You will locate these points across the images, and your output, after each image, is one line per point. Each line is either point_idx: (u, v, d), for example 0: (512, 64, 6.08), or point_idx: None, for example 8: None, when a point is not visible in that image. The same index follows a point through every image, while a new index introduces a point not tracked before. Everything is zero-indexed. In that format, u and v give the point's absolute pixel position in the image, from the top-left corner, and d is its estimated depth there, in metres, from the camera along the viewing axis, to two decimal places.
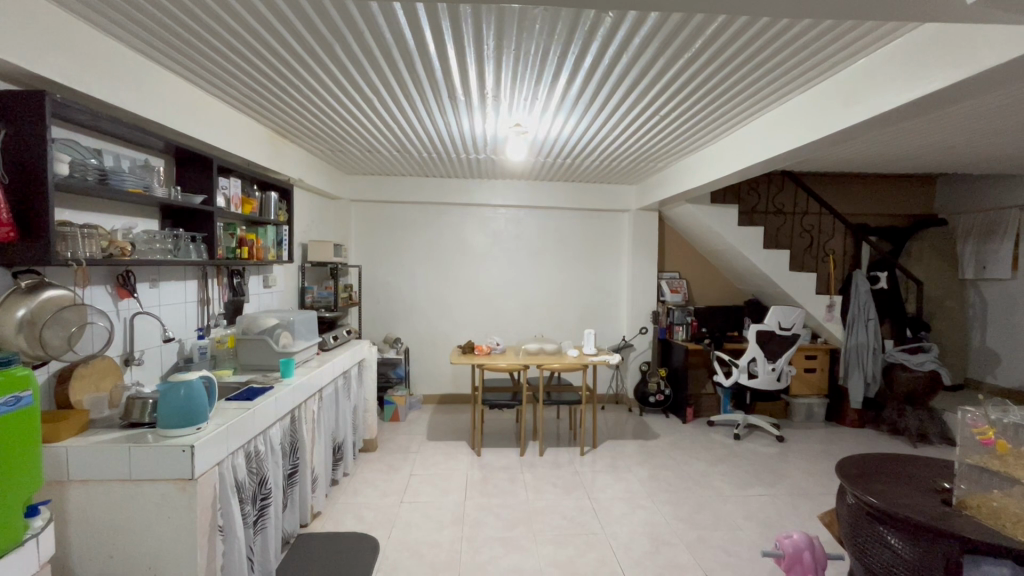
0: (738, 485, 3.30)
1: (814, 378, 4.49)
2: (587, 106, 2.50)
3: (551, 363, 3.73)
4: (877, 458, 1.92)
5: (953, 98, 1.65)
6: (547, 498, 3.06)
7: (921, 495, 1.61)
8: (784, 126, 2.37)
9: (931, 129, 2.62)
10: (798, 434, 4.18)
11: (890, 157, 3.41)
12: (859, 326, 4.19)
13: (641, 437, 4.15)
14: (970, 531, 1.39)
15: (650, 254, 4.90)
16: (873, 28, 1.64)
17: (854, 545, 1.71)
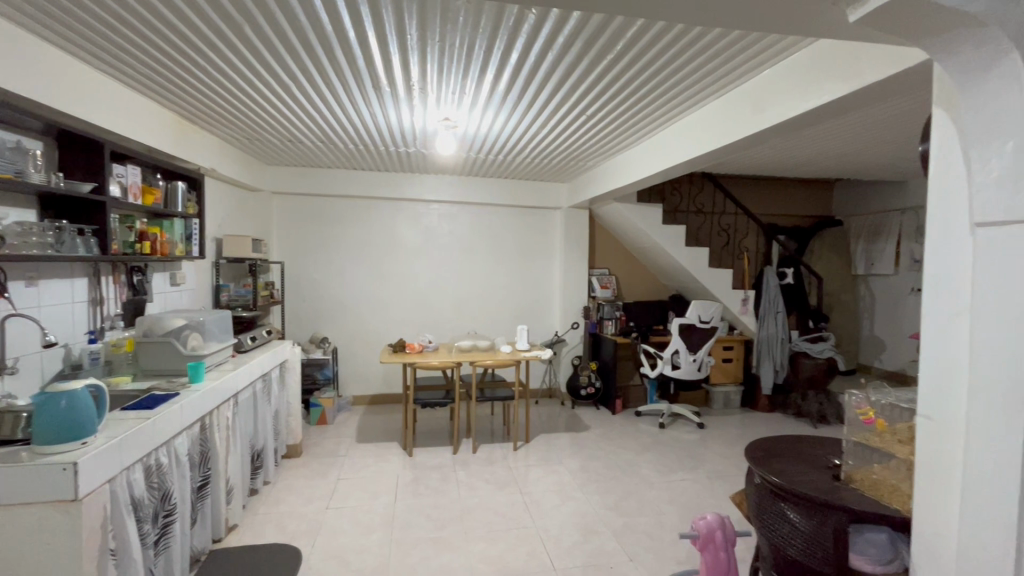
0: (661, 471, 3.46)
1: (731, 368, 4.80)
2: (515, 103, 2.50)
3: (483, 360, 3.71)
4: (780, 439, 2.07)
5: (843, 109, 1.81)
6: (480, 494, 3.06)
7: (815, 471, 1.75)
8: (701, 130, 2.50)
9: (828, 137, 2.86)
10: (716, 421, 4.46)
11: (795, 162, 3.69)
12: (769, 318, 4.55)
13: (573, 430, 4.26)
14: (855, 502, 1.54)
15: (581, 251, 5.02)
16: (776, 40, 1.76)
17: (759, 522, 1.84)
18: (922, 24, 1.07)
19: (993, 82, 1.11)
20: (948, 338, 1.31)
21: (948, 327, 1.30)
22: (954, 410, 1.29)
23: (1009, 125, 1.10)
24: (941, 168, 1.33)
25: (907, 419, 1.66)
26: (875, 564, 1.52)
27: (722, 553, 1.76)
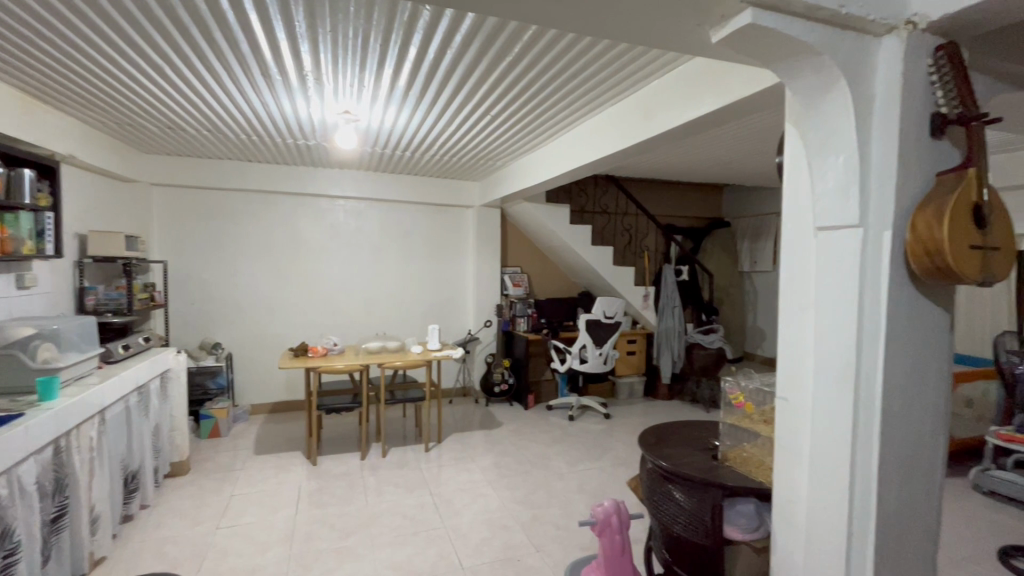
0: (570, 462, 3.60)
1: (634, 359, 5.08)
2: (418, 100, 2.46)
3: (392, 361, 3.63)
4: (669, 425, 2.23)
5: (718, 120, 1.98)
6: (388, 499, 2.99)
7: (698, 453, 1.91)
8: (598, 134, 2.62)
9: (712, 145, 3.12)
10: (621, 411, 4.71)
11: (687, 167, 3.99)
12: (667, 312, 4.86)
13: (486, 427, 4.29)
14: (729, 479, 1.70)
15: (493, 249, 5.05)
16: (659, 55, 1.89)
17: (650, 503, 1.97)
18: (769, 50, 1.20)
19: (828, 104, 1.27)
20: (797, 328, 1.48)
21: (797, 318, 1.47)
22: (802, 391, 1.46)
23: (840, 142, 1.26)
24: (793, 177, 1.49)
25: (770, 401, 1.83)
26: (746, 532, 1.69)
27: (618, 536, 1.85)
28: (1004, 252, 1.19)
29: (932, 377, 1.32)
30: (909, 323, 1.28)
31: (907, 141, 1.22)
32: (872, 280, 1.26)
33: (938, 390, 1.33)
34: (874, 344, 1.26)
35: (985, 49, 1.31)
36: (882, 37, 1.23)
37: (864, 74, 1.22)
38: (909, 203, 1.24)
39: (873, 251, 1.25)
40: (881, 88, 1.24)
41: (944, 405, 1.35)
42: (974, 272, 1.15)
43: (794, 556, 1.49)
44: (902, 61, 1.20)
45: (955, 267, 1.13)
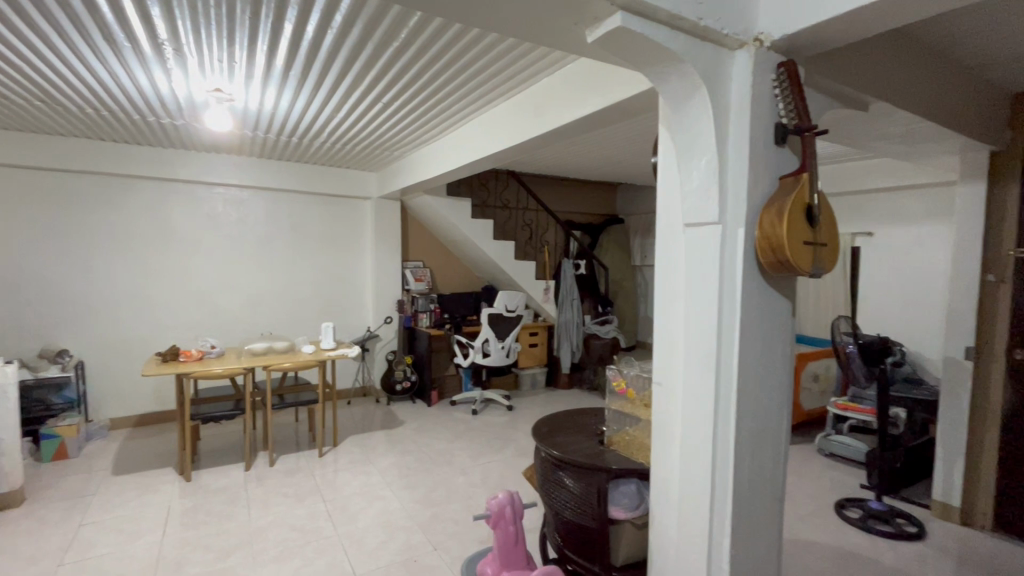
0: (472, 456, 3.60)
1: (536, 352, 5.19)
2: (299, 83, 2.28)
3: (279, 364, 3.34)
4: (562, 414, 2.30)
5: (603, 121, 2.07)
6: (275, 510, 2.78)
7: (586, 439, 2.00)
8: (494, 129, 2.62)
9: (605, 143, 3.26)
10: (524, 402, 4.82)
11: (583, 164, 4.14)
12: (567, 303, 5.07)
13: (387, 427, 4.16)
14: (613, 462, 1.79)
15: (393, 243, 4.89)
16: (546, 54, 1.93)
17: (544, 491, 2.02)
18: (639, 54, 1.26)
19: (692, 109, 1.37)
20: (668, 318, 1.59)
21: (668, 308, 1.58)
22: (673, 375, 1.58)
23: (702, 144, 1.37)
24: (664, 176, 1.60)
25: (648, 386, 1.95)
26: (628, 511, 1.80)
27: (511, 526, 1.86)
28: (831, 248, 1.36)
29: (778, 359, 1.49)
30: (759, 312, 1.42)
31: (756, 147, 1.35)
32: (728, 273, 1.39)
33: (783, 370, 1.51)
34: (731, 331, 1.40)
35: (818, 68, 1.49)
36: (736, 51, 1.36)
37: (721, 83, 1.34)
38: (758, 203, 1.38)
39: (729, 246, 1.38)
40: (735, 97, 1.36)
41: (788, 383, 1.52)
42: (807, 265, 1.31)
43: (668, 530, 1.61)
44: (752, 74, 1.33)
45: (791, 260, 1.28)
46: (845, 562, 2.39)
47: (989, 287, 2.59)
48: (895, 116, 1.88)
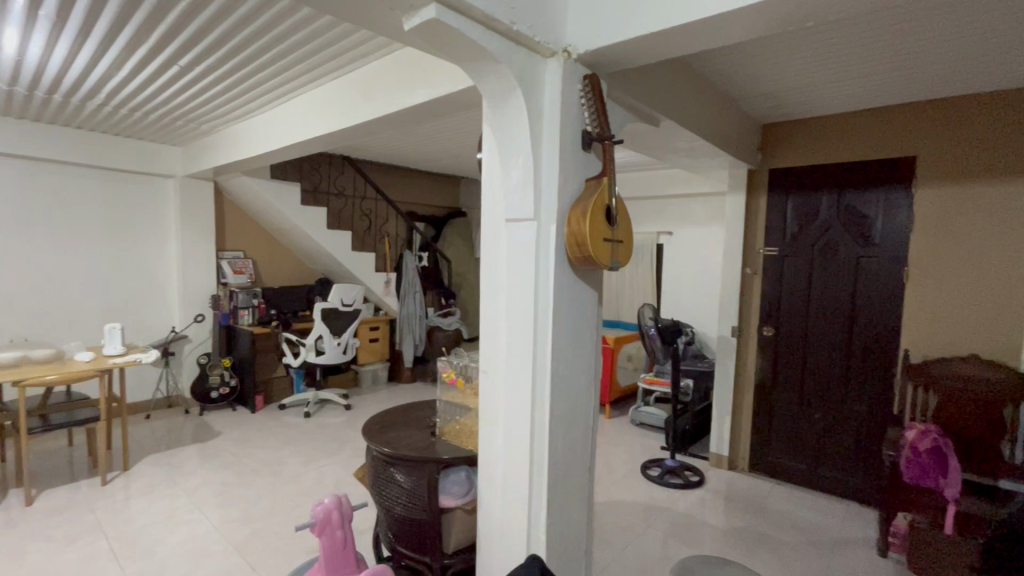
0: (303, 461, 3.34)
1: (377, 347, 5.04)
2: (52, 28, 1.83)
3: (39, 377, 2.67)
4: (393, 410, 2.25)
5: (431, 113, 2.06)
6: (33, 560, 2.23)
7: (417, 433, 1.99)
8: (318, 110, 2.43)
9: (443, 134, 3.25)
10: (363, 400, 4.61)
11: (423, 154, 4.08)
12: (409, 297, 5.00)
13: (198, 440, 3.63)
14: (444, 452, 1.82)
15: (204, 230, 4.26)
16: (369, 38, 1.85)
17: (374, 490, 1.96)
18: (458, 50, 1.29)
19: (510, 109, 1.45)
20: (492, 309, 1.65)
21: (491, 300, 1.65)
22: (496, 364, 1.65)
23: (520, 144, 1.46)
24: (488, 173, 1.65)
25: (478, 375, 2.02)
26: (457, 498, 1.84)
27: (339, 531, 1.73)
28: (626, 244, 1.55)
29: (586, 344, 1.65)
30: (570, 303, 1.57)
31: (566, 151, 1.47)
32: (543, 266, 1.50)
33: (590, 353, 1.68)
34: (546, 320, 1.51)
35: (616, 84, 1.68)
36: (548, 59, 1.46)
37: (535, 88, 1.43)
38: (568, 202, 1.51)
39: (543, 241, 1.49)
40: (548, 102, 1.47)
41: (594, 364, 1.70)
42: (606, 259, 1.47)
43: (494, 512, 1.69)
44: (562, 82, 1.45)
45: (593, 254, 1.42)
46: (646, 515, 2.78)
47: (747, 278, 3.23)
48: (679, 133, 2.22)
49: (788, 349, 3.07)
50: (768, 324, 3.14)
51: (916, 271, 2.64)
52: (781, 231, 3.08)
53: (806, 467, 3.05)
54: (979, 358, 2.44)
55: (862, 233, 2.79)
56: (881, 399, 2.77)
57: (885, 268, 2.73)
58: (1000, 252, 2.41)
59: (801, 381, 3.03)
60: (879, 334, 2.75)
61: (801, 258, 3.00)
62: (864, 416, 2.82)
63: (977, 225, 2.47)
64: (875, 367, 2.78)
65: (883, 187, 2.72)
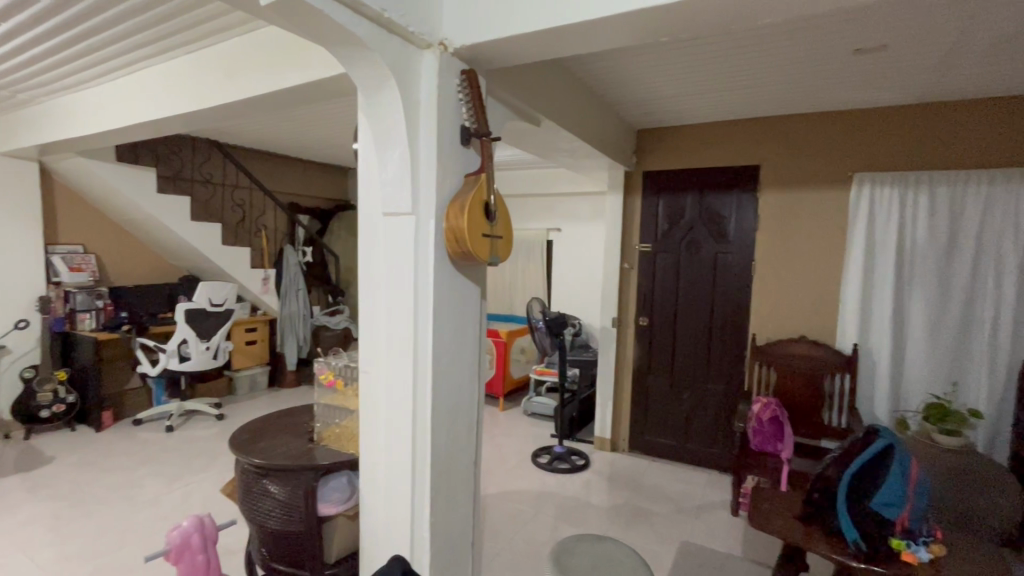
0: (165, 481, 2.97)
1: (255, 350, 4.62)
2: None
3: None
4: (267, 418, 2.08)
5: (301, 99, 1.93)
6: None
7: (294, 440, 1.86)
8: (170, 87, 2.16)
9: (324, 121, 3.06)
10: (239, 408, 4.21)
11: (305, 142, 3.81)
12: (291, 296, 4.69)
13: (23, 469, 3.05)
14: (322, 458, 1.72)
15: (28, 220, 3.58)
16: (224, 12, 1.68)
17: (245, 506, 1.79)
18: (325, 33, 1.22)
19: (385, 98, 1.41)
20: (371, 305, 1.59)
21: (370, 296, 1.59)
22: (376, 363, 1.59)
23: (397, 136, 1.42)
24: (364, 164, 1.59)
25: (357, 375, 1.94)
26: (339, 504, 1.76)
27: (201, 555, 1.51)
28: (506, 239, 1.58)
29: (468, 338, 1.66)
30: (451, 298, 1.56)
31: (443, 144, 1.46)
32: (422, 261, 1.48)
33: (473, 347, 1.70)
34: (426, 315, 1.50)
35: (495, 81, 1.70)
36: (424, 50, 1.44)
37: (410, 80, 1.41)
38: (447, 196, 1.50)
39: (422, 236, 1.47)
40: (424, 94, 1.45)
41: (476, 358, 1.72)
42: (485, 253, 1.49)
43: (377, 515, 1.64)
44: (438, 74, 1.43)
45: (471, 249, 1.43)
46: (536, 502, 2.88)
47: (624, 272, 3.48)
48: (560, 133, 2.31)
49: (660, 337, 3.36)
50: (644, 314, 3.41)
51: (760, 265, 3.04)
52: (654, 229, 3.35)
53: (676, 442, 3.37)
54: (807, 338, 2.88)
55: (719, 232, 3.14)
56: (735, 378, 3.14)
57: (738, 263, 3.10)
58: (821, 249, 2.87)
59: (671, 365, 3.34)
60: (733, 320, 3.13)
61: (671, 253, 3.29)
62: (721, 394, 3.19)
63: (804, 226, 2.91)
64: (730, 350, 3.15)
65: (735, 191, 3.08)
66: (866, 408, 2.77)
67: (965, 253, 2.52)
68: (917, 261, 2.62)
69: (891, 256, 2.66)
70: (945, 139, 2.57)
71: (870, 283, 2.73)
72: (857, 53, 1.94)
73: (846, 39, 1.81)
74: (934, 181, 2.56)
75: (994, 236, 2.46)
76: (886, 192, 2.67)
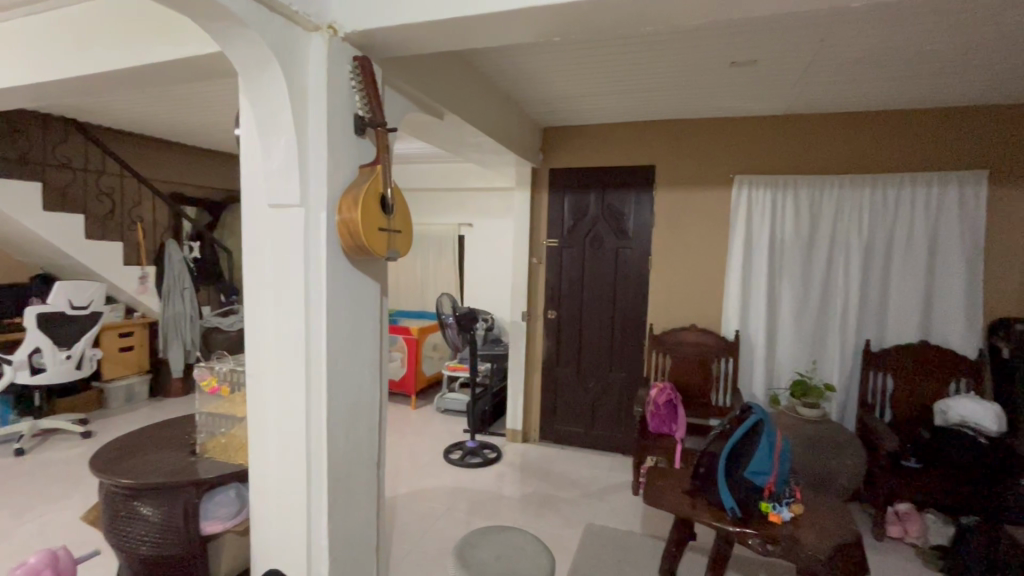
0: (12, 514, 2.55)
1: (131, 357, 4.12)
2: None
3: None
4: (138, 432, 1.85)
5: (174, 77, 1.74)
6: None
7: (171, 455, 1.68)
8: (9, 53, 1.85)
9: (208, 101, 2.78)
10: (111, 423, 3.73)
11: (189, 125, 3.46)
12: (175, 296, 4.24)
13: None
14: (204, 472, 1.57)
15: None
16: None
17: (110, 533, 1.59)
18: (194, 7, 1.12)
19: (268, 82, 1.31)
20: (258, 304, 1.48)
21: (257, 294, 1.47)
22: (265, 365, 1.49)
23: (282, 123, 1.34)
24: (246, 152, 1.47)
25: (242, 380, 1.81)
26: (226, 520, 1.62)
27: None
28: (405, 234, 1.54)
29: (366, 337, 1.60)
30: (348, 294, 1.50)
31: (334, 134, 1.39)
32: (314, 257, 1.41)
33: (372, 345, 1.64)
34: (319, 312, 1.42)
35: (392, 71, 1.65)
36: (311, 33, 1.36)
37: (295, 64, 1.32)
38: (340, 188, 1.43)
39: (313, 230, 1.40)
40: (312, 80, 1.37)
41: (377, 356, 1.66)
42: (381, 248, 1.44)
43: (269, 526, 1.53)
44: (326, 59, 1.36)
45: (366, 243, 1.38)
46: (449, 498, 2.87)
47: (533, 267, 3.55)
48: (464, 127, 2.30)
49: (568, 329, 3.48)
50: (552, 307, 3.51)
51: (657, 260, 3.25)
52: (560, 225, 3.45)
53: (583, 430, 3.52)
54: (697, 326, 3.14)
55: (619, 228, 3.31)
56: (635, 366, 3.34)
57: (636, 257, 3.29)
58: (708, 244, 3.13)
59: (578, 356, 3.47)
60: (632, 312, 3.32)
61: (576, 248, 3.42)
62: (623, 381, 3.38)
63: (693, 223, 3.15)
64: (631, 339, 3.34)
65: (633, 189, 3.26)
66: (746, 387, 3.07)
67: (823, 247, 2.88)
68: (785, 254, 2.95)
69: (765, 250, 2.96)
70: (805, 147, 2.91)
71: (749, 275, 3.03)
72: (733, 66, 2.13)
73: (723, 52, 1.98)
74: (798, 184, 2.89)
75: (844, 233, 2.84)
76: (761, 193, 2.97)
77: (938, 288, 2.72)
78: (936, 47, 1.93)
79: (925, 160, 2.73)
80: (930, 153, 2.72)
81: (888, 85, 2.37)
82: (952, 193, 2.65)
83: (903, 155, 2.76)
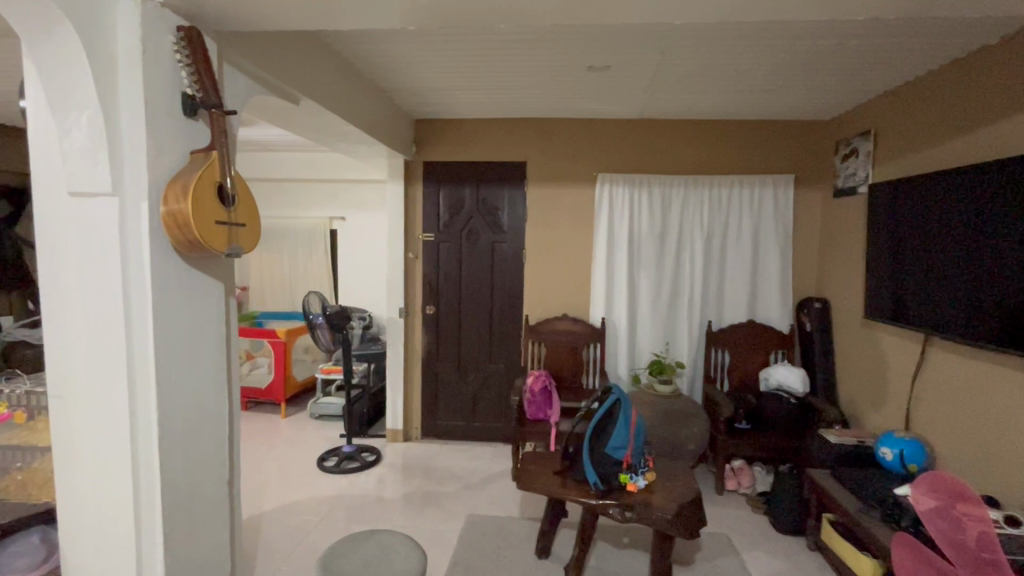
0: None
1: None
2: None
3: None
4: None
5: None
6: None
7: None
8: None
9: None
10: None
11: None
12: None
13: None
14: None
15: None
16: None
17: None
18: None
19: (60, 47, 1.11)
20: (61, 311, 1.24)
21: (58, 299, 1.24)
22: (74, 383, 1.26)
23: (83, 95, 1.14)
24: (36, 130, 1.22)
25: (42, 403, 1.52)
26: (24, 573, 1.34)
27: None
28: (249, 229, 1.40)
29: (209, 341, 1.42)
30: (181, 294, 1.32)
31: (155, 112, 1.21)
32: (132, 254, 1.22)
33: (218, 351, 1.46)
34: (143, 316, 1.23)
35: (230, 46, 1.48)
36: None
37: (96, 28, 1.13)
38: (166, 176, 1.25)
39: (131, 222, 1.21)
40: (122, 47, 1.18)
41: (224, 363, 1.49)
42: (221, 244, 1.29)
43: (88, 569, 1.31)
44: (138, 24, 1.17)
45: (200, 238, 1.23)
46: (323, 508, 2.70)
47: (409, 262, 3.46)
48: (325, 114, 2.15)
49: (447, 323, 3.47)
50: (430, 302, 3.47)
51: (530, 253, 3.37)
52: (436, 219, 3.41)
53: (464, 423, 3.54)
54: (568, 315, 3.32)
55: (494, 222, 3.37)
56: (513, 356, 3.44)
57: (511, 251, 3.38)
58: (576, 237, 3.33)
59: (458, 350, 3.48)
60: (510, 304, 3.41)
61: (452, 242, 3.41)
62: (502, 371, 3.46)
63: (563, 218, 3.32)
64: (508, 331, 3.43)
65: (507, 185, 3.34)
66: (612, 370, 3.33)
67: (672, 240, 3.21)
68: (642, 246, 3.24)
69: (625, 242, 3.22)
70: (656, 150, 3.22)
71: (612, 265, 3.27)
72: (591, 69, 2.28)
73: (581, 56, 2.10)
74: (651, 183, 3.19)
75: (689, 227, 3.20)
76: (620, 191, 3.22)
77: (762, 274, 3.20)
78: (751, 66, 2.25)
79: (749, 164, 3.17)
80: (752, 159, 3.17)
81: (718, 97, 2.72)
82: (769, 193, 3.12)
83: (732, 159, 3.18)
